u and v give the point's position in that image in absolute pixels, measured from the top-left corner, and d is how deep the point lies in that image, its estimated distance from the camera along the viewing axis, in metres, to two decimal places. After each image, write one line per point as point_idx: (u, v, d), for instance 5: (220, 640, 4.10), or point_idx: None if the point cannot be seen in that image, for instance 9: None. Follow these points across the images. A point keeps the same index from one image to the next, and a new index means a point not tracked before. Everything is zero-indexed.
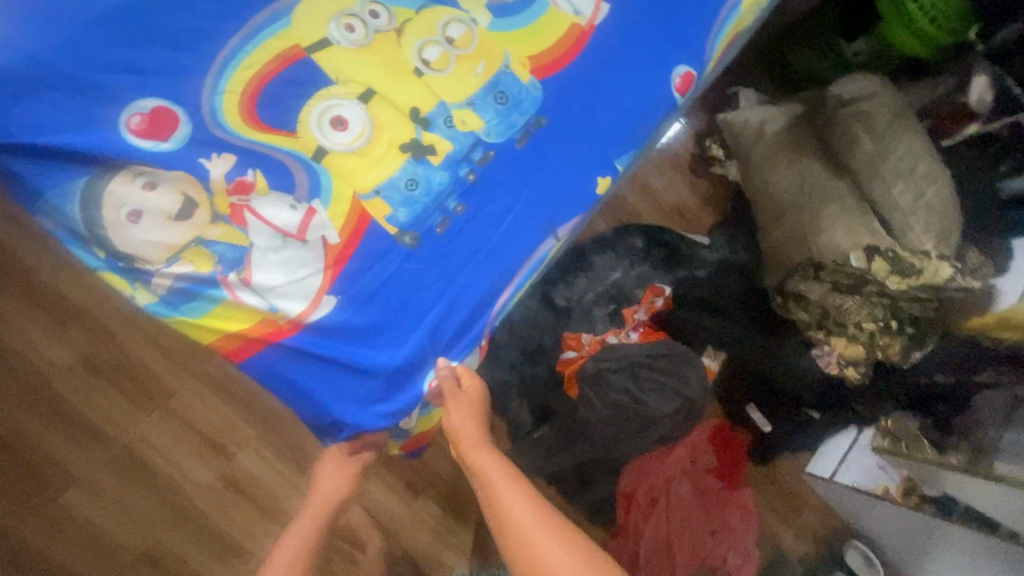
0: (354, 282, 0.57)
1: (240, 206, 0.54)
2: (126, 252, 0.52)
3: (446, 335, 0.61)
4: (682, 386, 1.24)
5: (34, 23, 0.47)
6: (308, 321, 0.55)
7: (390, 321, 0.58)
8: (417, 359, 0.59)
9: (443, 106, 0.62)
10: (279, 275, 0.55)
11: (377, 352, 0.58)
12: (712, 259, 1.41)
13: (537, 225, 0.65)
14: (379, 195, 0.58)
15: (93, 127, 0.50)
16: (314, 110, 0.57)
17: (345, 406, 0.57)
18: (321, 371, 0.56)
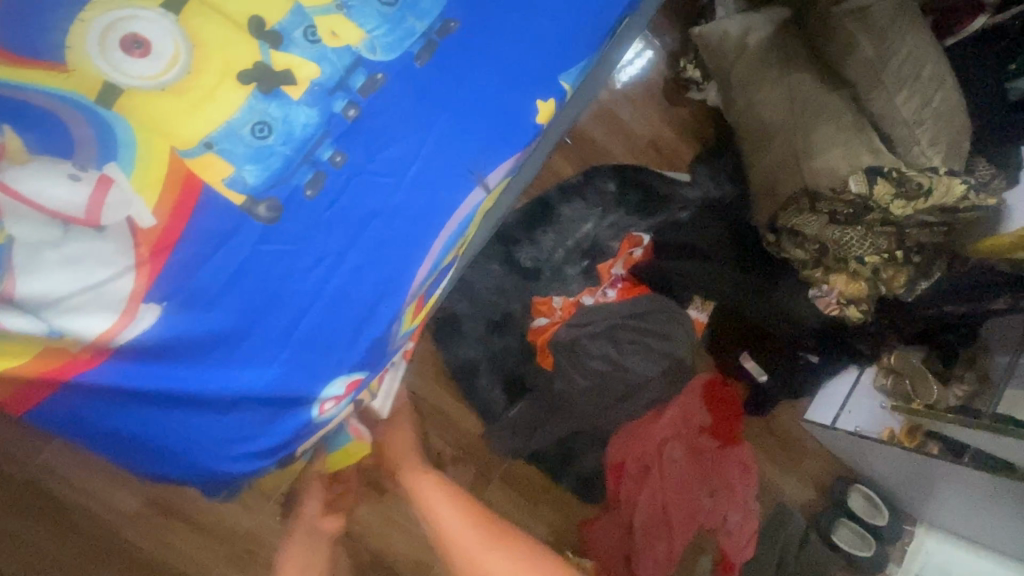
0: (188, 279, 0.40)
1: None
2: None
3: (340, 336, 0.45)
4: (667, 346, 1.12)
5: None
6: (119, 343, 0.38)
7: (251, 327, 0.41)
8: (301, 375, 0.44)
9: (299, 12, 0.43)
10: (61, 281, 0.37)
11: (239, 373, 0.41)
12: (693, 198, 1.25)
13: (454, 173, 0.48)
14: (213, 150, 0.40)
15: None
16: (92, 29, 0.38)
17: (202, 451, 0.41)
18: (156, 411, 0.40)
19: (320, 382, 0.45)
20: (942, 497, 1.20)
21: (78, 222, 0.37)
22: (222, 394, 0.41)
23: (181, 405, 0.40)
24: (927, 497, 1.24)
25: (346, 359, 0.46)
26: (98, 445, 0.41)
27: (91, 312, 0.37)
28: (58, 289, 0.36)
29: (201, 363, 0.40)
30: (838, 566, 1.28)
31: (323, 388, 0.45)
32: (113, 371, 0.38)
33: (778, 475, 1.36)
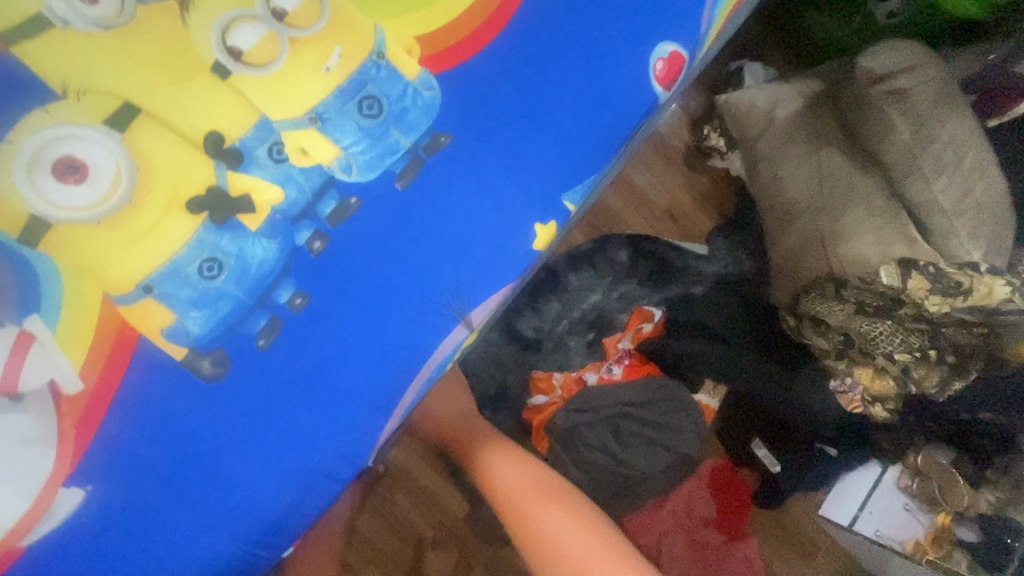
0: (107, 454, 0.33)
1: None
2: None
3: (285, 512, 0.38)
4: (673, 441, 1.04)
5: None
6: (24, 547, 0.32)
7: (175, 509, 0.34)
8: (235, 560, 0.37)
9: (267, 127, 0.38)
10: None
11: (164, 562, 0.35)
12: (710, 272, 1.17)
13: (432, 311, 0.41)
14: (153, 294, 0.34)
15: None
16: (22, 153, 0.33)
17: None
18: None
19: (261, 563, 0.38)
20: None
21: None
22: None
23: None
24: None
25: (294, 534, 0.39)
26: None
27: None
28: None
29: (114, 562, 0.33)
30: None
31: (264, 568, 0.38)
32: (22, 572, 0.32)
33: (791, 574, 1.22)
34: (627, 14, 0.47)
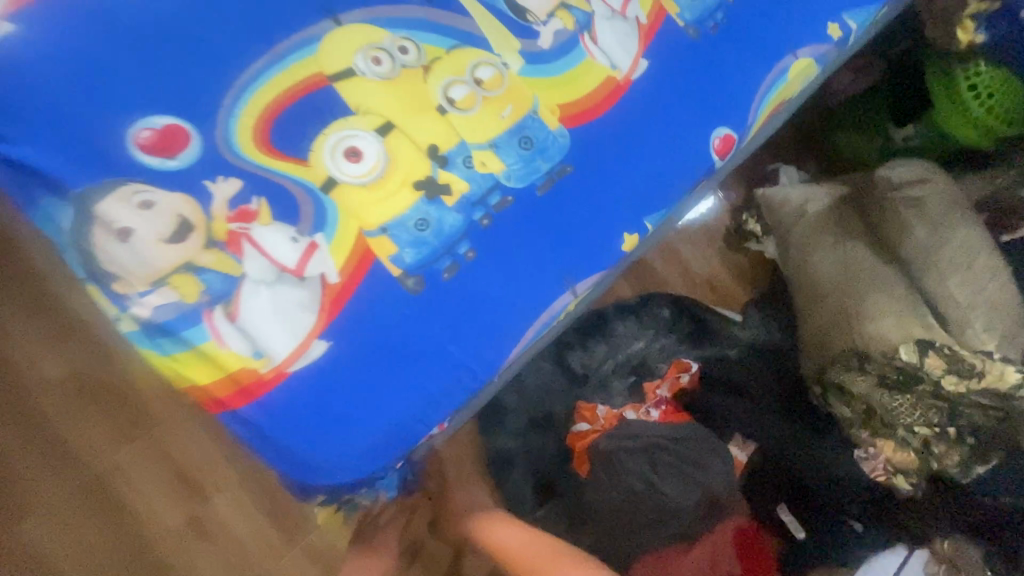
0: (348, 325, 0.51)
1: (238, 231, 0.49)
2: (106, 272, 0.47)
3: (444, 399, 0.54)
4: (705, 479, 1.09)
5: (71, 37, 0.49)
6: (290, 371, 0.49)
7: (385, 370, 0.52)
8: (410, 424, 0.53)
9: (464, 146, 0.59)
10: (271, 316, 0.49)
11: (370, 406, 0.51)
12: (742, 338, 1.32)
13: (552, 276, 0.59)
14: (386, 233, 0.54)
15: (98, 143, 0.48)
16: (328, 140, 0.54)
17: (328, 460, 0.51)
18: (304, 422, 0.50)
19: (422, 431, 0.54)
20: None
21: (290, 273, 0.50)
22: (354, 421, 0.51)
23: (323, 439, 0.50)
24: None
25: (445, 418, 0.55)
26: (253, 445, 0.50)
27: (282, 340, 0.49)
28: (267, 320, 0.49)
29: (346, 394, 0.50)
30: None
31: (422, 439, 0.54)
32: (283, 390, 0.49)
33: None
34: (694, 109, 0.70)
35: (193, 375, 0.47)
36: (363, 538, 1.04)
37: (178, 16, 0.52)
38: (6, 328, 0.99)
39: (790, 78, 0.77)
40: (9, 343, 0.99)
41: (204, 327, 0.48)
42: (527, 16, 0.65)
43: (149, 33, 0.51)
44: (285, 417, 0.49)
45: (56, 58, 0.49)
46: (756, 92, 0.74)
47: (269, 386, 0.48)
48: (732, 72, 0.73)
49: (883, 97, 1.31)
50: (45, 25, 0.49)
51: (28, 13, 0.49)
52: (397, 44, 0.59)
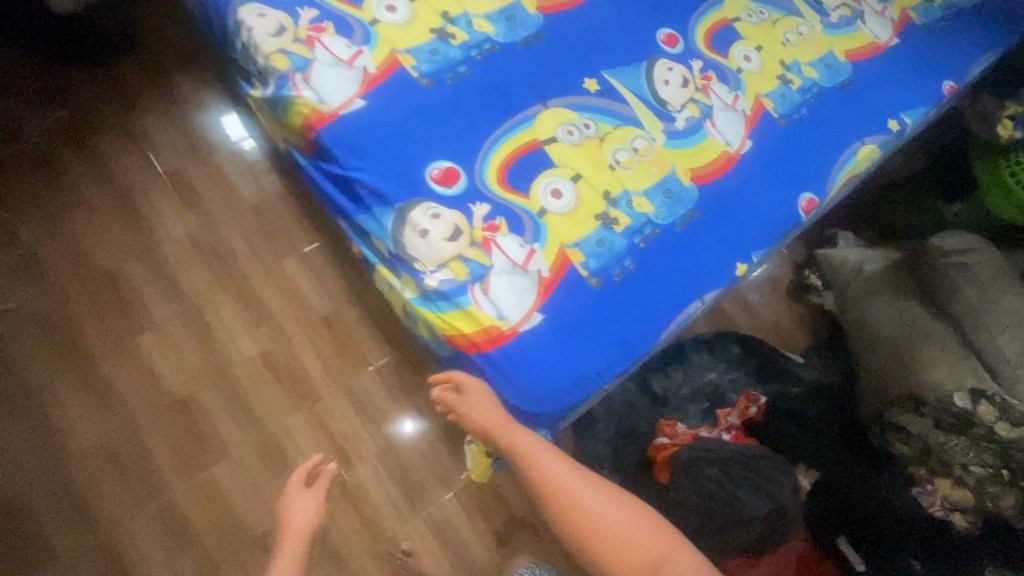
0: (555, 303, 0.74)
1: (489, 236, 0.75)
2: (411, 256, 0.73)
3: (612, 365, 0.75)
4: (775, 491, 1.23)
5: (393, 112, 0.78)
6: (517, 329, 0.72)
7: (577, 337, 0.74)
8: (590, 381, 0.74)
9: (627, 193, 0.84)
10: (509, 293, 0.73)
11: (565, 359, 0.73)
12: (804, 377, 1.48)
13: (688, 287, 0.82)
14: (577, 246, 0.78)
15: (407, 175, 0.76)
16: (541, 182, 0.80)
17: (532, 394, 0.72)
18: (523, 365, 0.72)
19: (597, 385, 0.74)
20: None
21: (519, 266, 0.74)
22: (554, 369, 0.72)
23: (532, 382, 0.71)
24: None
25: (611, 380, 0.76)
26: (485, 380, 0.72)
27: (515, 310, 0.72)
28: (506, 295, 0.72)
29: (551, 349, 0.73)
30: None
31: (596, 390, 0.75)
32: (512, 341, 0.72)
33: None
34: (784, 179, 0.94)
35: (460, 325, 0.71)
36: (474, 514, 1.23)
37: (454, 100, 0.82)
38: (219, 310, 1.28)
39: (858, 159, 1.01)
40: (218, 322, 1.27)
41: (467, 297, 0.72)
42: (668, 106, 0.92)
43: (437, 108, 0.80)
44: (507, 364, 0.71)
45: (384, 124, 0.77)
46: (831, 170, 0.98)
47: (507, 339, 0.72)
48: (812, 155, 0.98)
49: (930, 182, 1.55)
50: (379, 104, 0.78)
51: (373, 94, 0.78)
52: (583, 123, 0.87)
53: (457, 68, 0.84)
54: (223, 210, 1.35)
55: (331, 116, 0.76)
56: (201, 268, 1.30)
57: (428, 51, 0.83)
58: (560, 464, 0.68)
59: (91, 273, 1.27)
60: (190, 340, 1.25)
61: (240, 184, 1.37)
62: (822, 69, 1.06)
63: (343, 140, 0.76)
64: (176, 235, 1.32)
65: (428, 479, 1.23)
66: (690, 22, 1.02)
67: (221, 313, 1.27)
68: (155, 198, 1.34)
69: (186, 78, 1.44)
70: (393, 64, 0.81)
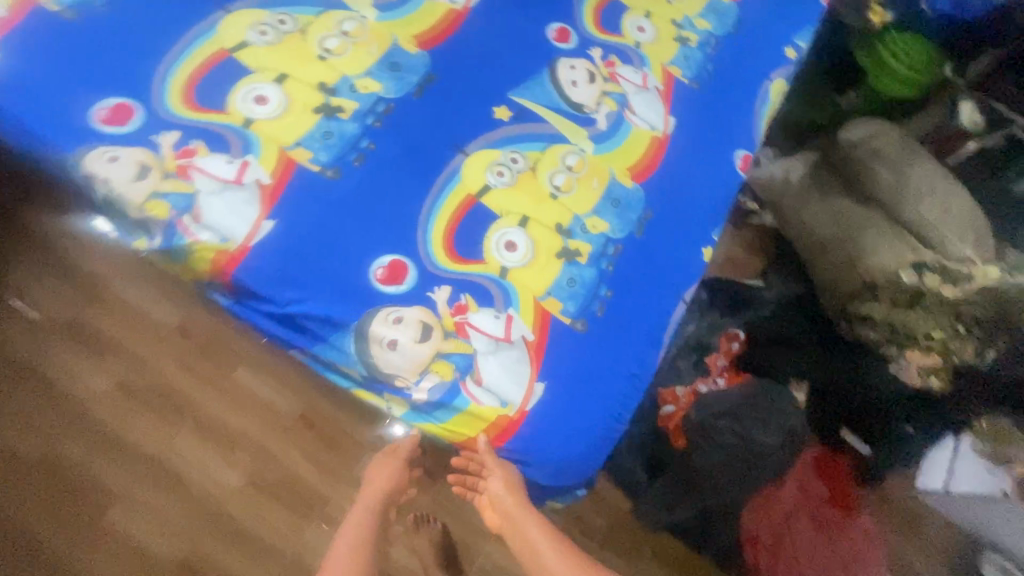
0: (553, 365, 0.74)
1: (460, 321, 0.74)
2: (390, 373, 0.72)
3: (627, 399, 0.77)
4: (782, 420, 1.30)
5: (313, 225, 0.77)
6: (528, 408, 0.72)
7: (585, 388, 0.74)
8: (609, 425, 0.76)
9: (578, 218, 0.82)
10: (502, 372, 0.72)
11: (584, 415, 0.74)
12: (771, 297, 1.50)
13: (667, 292, 0.82)
14: (550, 295, 0.77)
15: (353, 286, 0.75)
16: (492, 240, 0.78)
17: (565, 461, 0.73)
18: (546, 437, 0.72)
19: (620, 425, 0.77)
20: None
21: (502, 341, 0.73)
22: (577, 429, 0.73)
23: (559, 454, 0.73)
24: None
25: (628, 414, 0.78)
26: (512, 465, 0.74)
27: (515, 387, 0.72)
28: (502, 376, 0.72)
29: (567, 411, 0.73)
30: None
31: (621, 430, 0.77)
32: (531, 421, 0.72)
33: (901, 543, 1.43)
34: (715, 143, 0.93)
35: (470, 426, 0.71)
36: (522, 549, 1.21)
37: (368, 184, 0.80)
38: (182, 452, 1.15)
39: (773, 97, 1.02)
40: (187, 464, 1.14)
41: (464, 394, 0.72)
42: (585, 108, 0.88)
43: (354, 199, 0.79)
44: (531, 448, 0.72)
45: (309, 241, 0.76)
46: (753, 117, 0.98)
47: (522, 419, 0.72)
48: (732, 108, 0.97)
49: (823, 76, 1.59)
50: (289, 223, 0.77)
51: (279, 213, 0.77)
52: (510, 158, 0.83)
53: (360, 143, 0.82)
54: (144, 345, 1.19)
55: (241, 253, 0.75)
56: (145, 416, 1.16)
57: (320, 138, 0.81)
58: (557, 549, 0.74)
59: (22, 469, 1.11)
60: (165, 497, 1.12)
61: (151, 310, 1.21)
62: (711, 16, 1.03)
63: (274, 275, 0.75)
64: (102, 389, 1.16)
65: (466, 535, 1.20)
66: (574, 6, 0.96)
67: (188, 456, 1.15)
68: (60, 359, 1.17)
69: (35, 210, 1.23)
70: (288, 166, 0.79)
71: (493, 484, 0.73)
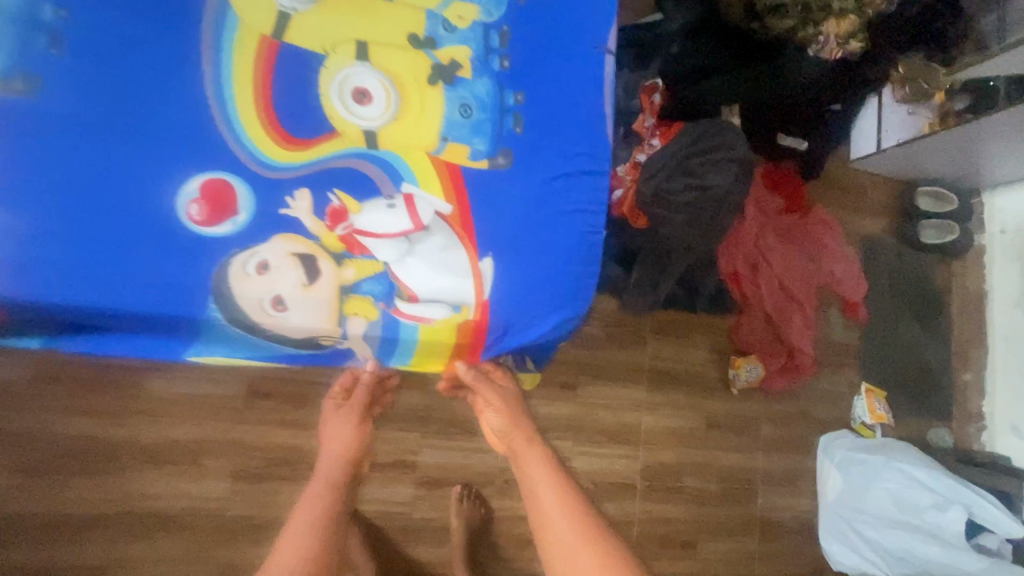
0: (498, 205, 0.68)
1: (347, 232, 0.63)
2: (304, 341, 0.62)
3: (590, 203, 0.73)
4: (731, 151, 1.17)
5: (54, 167, 0.56)
6: (483, 277, 0.67)
7: (542, 211, 0.70)
8: (587, 236, 0.72)
9: (433, 20, 0.69)
10: (429, 268, 0.65)
11: (554, 239, 0.70)
12: (676, 27, 1.24)
13: (580, 72, 0.74)
14: (449, 141, 0.68)
15: (170, 237, 0.59)
16: (331, 96, 0.65)
17: (564, 294, 0.70)
18: (529, 280, 0.69)
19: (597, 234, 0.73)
20: (993, 160, 1.32)
21: (414, 233, 0.65)
22: (555, 256, 0.70)
23: (561, 312, 0.71)
24: (985, 161, 1.32)
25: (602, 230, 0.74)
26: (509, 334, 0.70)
27: (453, 279, 0.66)
28: (432, 271, 0.65)
29: (534, 243, 0.69)
30: (934, 256, 1.47)
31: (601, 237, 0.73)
32: (502, 274, 0.68)
33: (856, 216, 1.48)
34: None
35: (430, 344, 0.66)
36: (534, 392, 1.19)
37: (85, 85, 0.58)
38: (148, 491, 0.99)
39: None
40: (161, 499, 0.99)
41: (403, 322, 0.64)
42: None
43: (99, 107, 0.59)
44: (531, 325, 0.70)
45: (66, 195, 0.56)
46: None
47: (482, 287, 0.67)
48: None
49: None
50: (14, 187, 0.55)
51: None
52: None
53: (41, 12, 0.58)
54: (14, 416, 0.94)
55: None
56: (78, 481, 0.97)
57: None
58: (558, 492, 0.69)
59: None
60: (158, 539, 0.99)
61: None
62: None
63: (33, 268, 0.55)
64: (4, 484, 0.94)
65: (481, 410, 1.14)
66: None
67: (154, 492, 0.99)
68: None
69: None
70: None
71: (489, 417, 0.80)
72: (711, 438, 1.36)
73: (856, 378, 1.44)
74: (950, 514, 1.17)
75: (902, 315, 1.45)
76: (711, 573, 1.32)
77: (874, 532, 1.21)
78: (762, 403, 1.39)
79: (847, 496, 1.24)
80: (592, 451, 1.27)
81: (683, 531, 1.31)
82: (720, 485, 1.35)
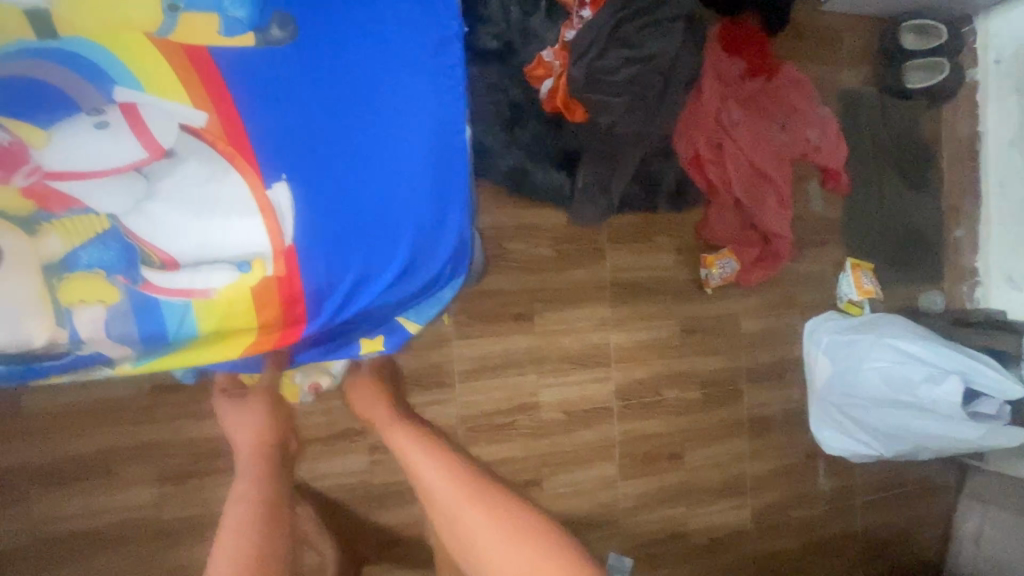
0: (292, 100, 0.55)
1: (34, 179, 0.49)
2: (20, 349, 0.50)
3: (428, 80, 0.59)
4: (675, 6, 0.95)
5: None
6: (274, 202, 0.54)
7: (356, 98, 0.57)
8: (431, 123, 0.59)
9: None
10: (180, 211, 0.52)
11: (381, 132, 0.57)
12: None
13: None
14: (179, 12, 0.53)
15: None
16: None
17: (413, 201, 0.58)
18: (354, 189, 0.56)
19: (448, 119, 0.59)
20: None
21: (149, 161, 0.51)
22: (387, 154, 0.57)
23: (419, 234, 0.58)
24: None
25: (460, 125, 0.60)
26: (347, 265, 0.57)
27: (225, 217, 0.54)
28: (190, 213, 0.53)
29: (351, 140, 0.56)
30: (923, 103, 1.28)
31: (454, 122, 0.60)
32: (310, 188, 0.55)
33: (832, 68, 1.27)
34: None
35: (219, 309, 0.54)
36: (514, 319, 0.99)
37: None
38: (58, 514, 0.87)
39: None
40: (77, 518, 0.88)
41: (164, 298, 0.53)
42: None
43: None
44: (379, 264, 0.58)
45: None
46: None
47: (274, 212, 0.54)
48: None
49: None
50: None
51: None
52: None
53: None
54: None
55: None
56: None
57: None
58: (432, 462, 0.64)
59: None
60: (84, 562, 0.88)
61: None
62: None
63: None
64: None
65: None
66: None
67: (65, 514, 0.88)
68: None
69: None
70: None
71: (421, 471, 0.64)
72: (689, 345, 1.25)
73: (840, 255, 1.32)
74: (945, 386, 1.07)
75: (889, 175, 1.29)
76: (703, 479, 1.27)
77: (864, 414, 1.13)
78: (739, 299, 1.28)
79: (835, 381, 1.16)
80: (559, 382, 1.17)
81: (668, 444, 1.24)
82: (702, 392, 1.27)
